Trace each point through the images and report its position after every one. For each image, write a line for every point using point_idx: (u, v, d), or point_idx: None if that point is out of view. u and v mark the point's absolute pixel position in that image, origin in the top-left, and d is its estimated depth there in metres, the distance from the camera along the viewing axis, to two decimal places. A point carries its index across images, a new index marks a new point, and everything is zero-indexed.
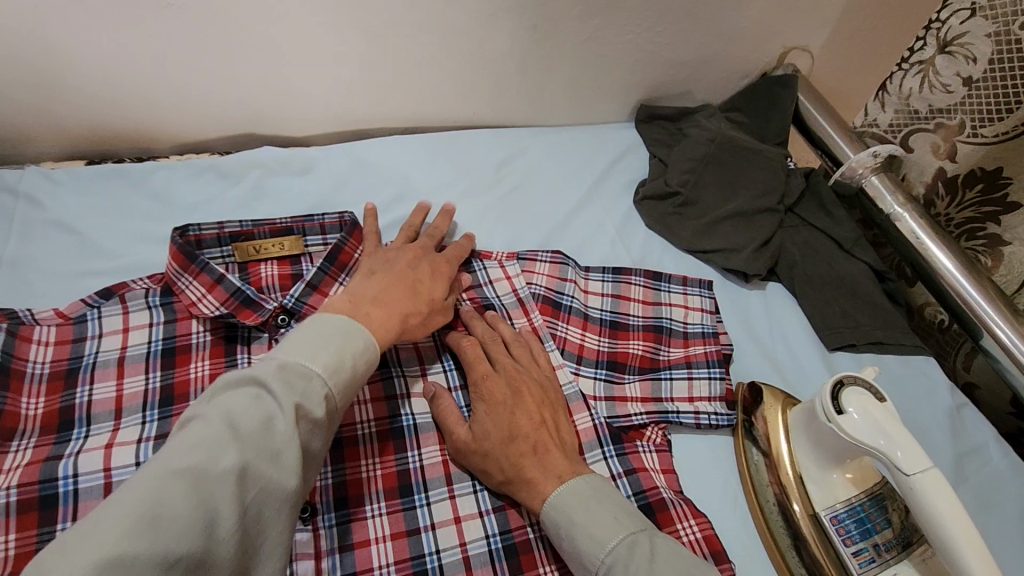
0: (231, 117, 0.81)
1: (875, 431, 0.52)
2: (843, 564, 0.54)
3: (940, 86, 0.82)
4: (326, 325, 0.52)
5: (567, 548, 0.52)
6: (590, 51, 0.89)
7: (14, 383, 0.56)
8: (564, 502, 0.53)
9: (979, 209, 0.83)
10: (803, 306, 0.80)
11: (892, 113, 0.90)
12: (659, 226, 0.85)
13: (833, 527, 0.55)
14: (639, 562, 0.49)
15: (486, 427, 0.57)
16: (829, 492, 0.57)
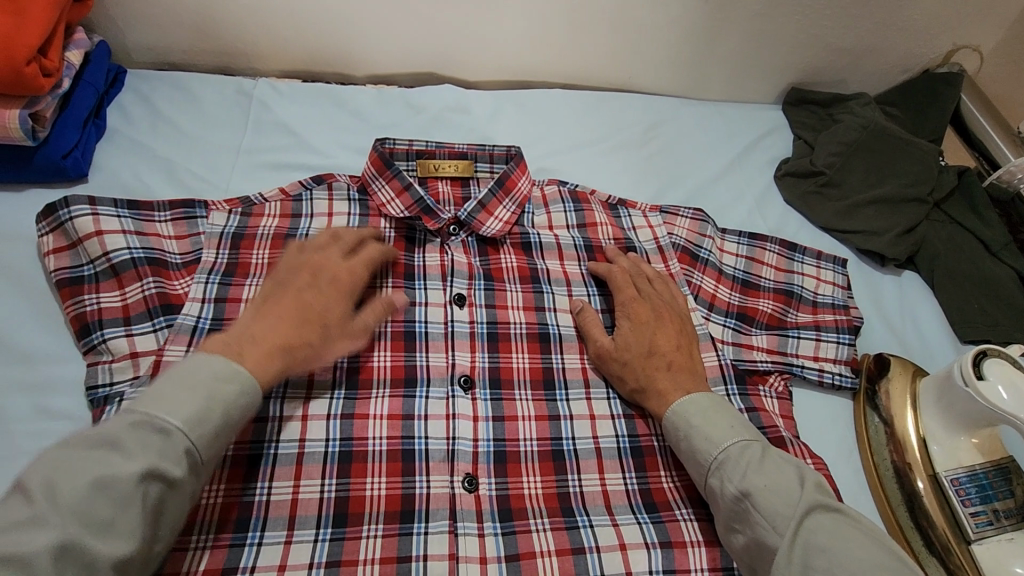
0: (422, 56, 0.92)
1: (1016, 398, 0.55)
2: (957, 518, 0.57)
3: None
4: (202, 368, 0.51)
5: (683, 447, 0.57)
6: (755, 27, 0.92)
7: (247, 241, 0.68)
8: (687, 408, 0.58)
9: None
10: (938, 299, 0.81)
11: None
12: (799, 202, 0.87)
13: (953, 487, 0.58)
14: (750, 462, 0.53)
15: (630, 340, 0.65)
16: (950, 457, 0.60)
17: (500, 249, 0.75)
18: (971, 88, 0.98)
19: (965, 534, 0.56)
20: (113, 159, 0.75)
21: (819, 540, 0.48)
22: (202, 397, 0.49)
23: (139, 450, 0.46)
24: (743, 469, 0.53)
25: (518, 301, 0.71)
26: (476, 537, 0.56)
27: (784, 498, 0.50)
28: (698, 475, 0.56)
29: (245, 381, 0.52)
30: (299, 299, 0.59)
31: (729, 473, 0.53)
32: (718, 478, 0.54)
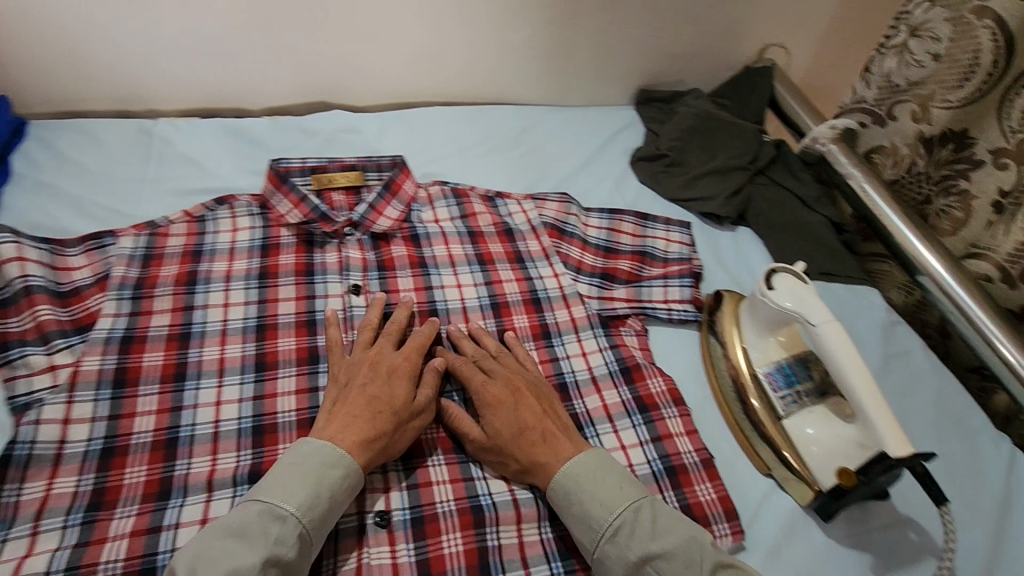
0: (312, 88, 1.03)
1: (793, 298, 0.69)
2: (771, 403, 0.71)
3: (915, 62, 0.94)
4: (310, 457, 0.59)
5: (574, 509, 0.60)
6: (597, 41, 1.09)
7: (157, 259, 0.76)
8: (573, 474, 0.62)
9: (952, 167, 0.92)
10: (766, 245, 0.97)
11: (877, 90, 1.01)
12: (650, 180, 1.03)
13: (767, 379, 0.72)
14: (642, 530, 0.58)
15: (496, 428, 0.65)
16: (764, 357, 0.74)
17: (391, 242, 0.86)
18: (782, 77, 1.18)
19: (778, 414, 0.70)
20: (21, 200, 0.81)
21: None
22: (312, 484, 0.57)
23: (263, 538, 0.54)
24: (636, 539, 0.58)
25: (409, 285, 0.82)
26: (381, 474, 0.66)
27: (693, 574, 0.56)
28: (590, 538, 0.59)
29: (340, 457, 0.59)
30: (370, 394, 0.64)
31: (626, 538, 0.58)
32: (612, 544, 0.58)
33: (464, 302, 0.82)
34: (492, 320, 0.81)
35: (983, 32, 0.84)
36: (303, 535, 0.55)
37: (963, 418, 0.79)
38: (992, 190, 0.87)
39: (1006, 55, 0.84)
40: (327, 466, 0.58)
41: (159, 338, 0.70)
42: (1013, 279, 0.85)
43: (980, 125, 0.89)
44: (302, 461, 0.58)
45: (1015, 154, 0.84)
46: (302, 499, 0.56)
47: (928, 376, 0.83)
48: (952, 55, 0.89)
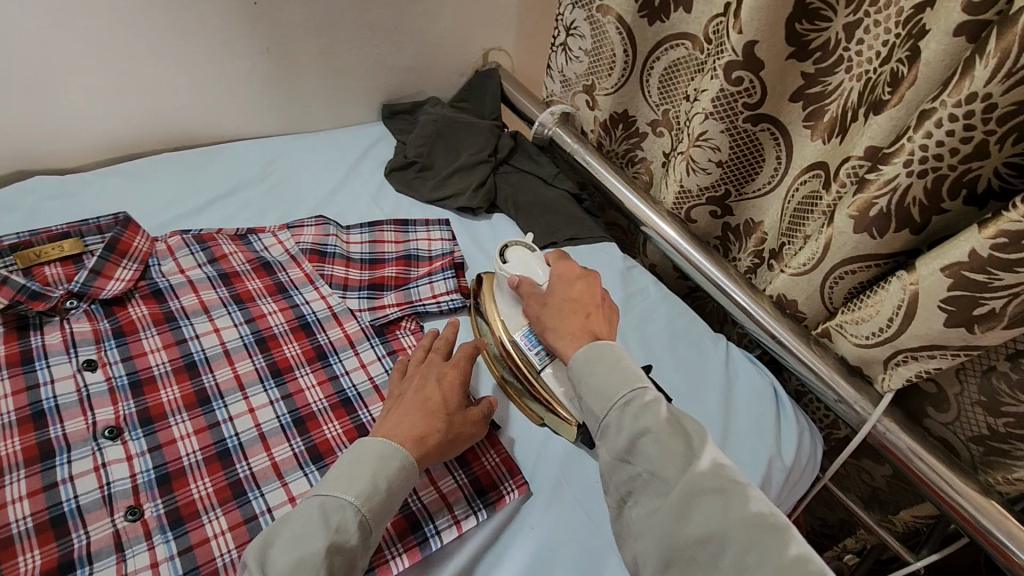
0: (7, 154, 0.93)
1: (523, 267, 0.81)
2: (529, 363, 0.77)
3: (576, 57, 1.12)
4: (369, 451, 0.61)
5: (589, 386, 0.65)
6: (324, 64, 1.11)
7: None
8: (586, 364, 0.67)
9: (626, 142, 1.18)
10: (520, 224, 1.07)
11: (561, 82, 1.19)
12: (405, 187, 1.08)
13: (521, 342, 0.78)
14: (637, 411, 0.61)
15: (550, 300, 0.75)
16: (519, 321, 0.80)
17: (128, 305, 0.80)
18: (507, 76, 1.31)
19: (537, 369, 0.76)
20: None
21: (714, 485, 0.56)
22: (369, 475, 0.59)
23: (325, 528, 0.54)
24: (631, 417, 0.61)
25: (157, 343, 0.76)
26: (145, 552, 0.60)
27: (665, 462, 0.58)
28: (601, 406, 0.63)
29: (390, 451, 0.61)
30: (422, 398, 0.67)
31: (626, 413, 0.61)
32: (620, 411, 0.62)
33: (225, 345, 0.78)
34: (259, 356, 0.78)
35: (609, 26, 1.03)
36: (365, 523, 0.57)
37: (690, 331, 0.96)
38: (660, 153, 1.13)
39: (631, 44, 1.04)
40: (382, 459, 0.60)
41: None
42: (687, 216, 1.07)
43: (632, 105, 1.12)
44: (359, 458, 0.60)
45: (663, 122, 1.09)
46: (359, 488, 0.58)
47: (659, 304, 0.99)
48: (596, 49, 1.07)
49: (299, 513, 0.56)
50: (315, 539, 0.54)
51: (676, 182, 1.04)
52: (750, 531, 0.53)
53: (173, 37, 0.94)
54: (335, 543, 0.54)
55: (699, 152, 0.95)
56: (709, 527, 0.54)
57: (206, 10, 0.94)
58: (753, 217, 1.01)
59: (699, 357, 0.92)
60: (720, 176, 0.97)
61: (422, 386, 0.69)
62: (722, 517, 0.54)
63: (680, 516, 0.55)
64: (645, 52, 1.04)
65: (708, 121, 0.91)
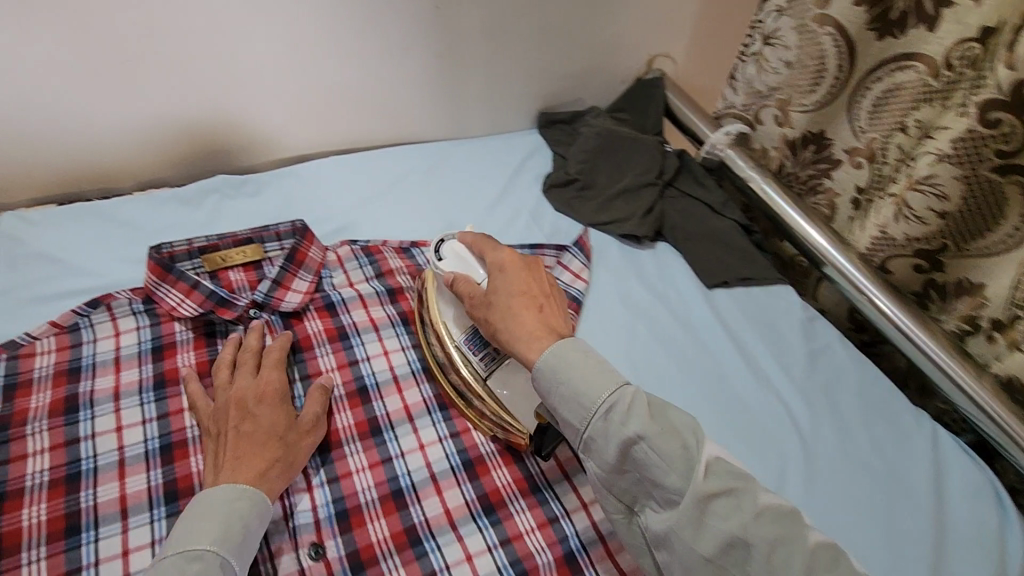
0: (190, 155, 0.95)
1: (459, 263, 0.74)
2: (474, 369, 0.71)
3: (771, 69, 1.00)
4: (214, 496, 0.57)
5: (563, 393, 0.59)
6: (491, 69, 1.06)
7: (25, 387, 0.66)
8: (558, 359, 0.60)
9: (815, 167, 1.01)
10: (686, 257, 0.98)
11: (743, 96, 1.08)
12: (565, 207, 1.02)
13: (464, 346, 0.72)
14: (641, 410, 0.56)
15: (496, 287, 0.69)
16: (463, 323, 0.73)
17: (304, 318, 0.80)
18: (673, 87, 1.21)
19: (481, 376, 0.71)
20: None
21: (723, 483, 0.54)
22: (218, 521, 0.56)
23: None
24: (631, 418, 0.56)
25: (332, 363, 0.76)
26: None
27: (667, 473, 0.54)
28: (580, 418, 0.57)
29: (247, 493, 0.58)
30: (245, 435, 0.62)
31: (620, 417, 0.56)
32: (604, 420, 0.56)
33: (393, 370, 0.76)
34: (427, 386, 0.75)
35: (826, 39, 0.91)
36: (226, 565, 0.55)
37: (888, 405, 0.84)
38: (851, 187, 0.97)
39: (849, 59, 0.90)
40: (228, 509, 0.57)
41: (39, 488, 0.59)
42: (881, 266, 0.94)
43: (833, 127, 0.96)
44: (201, 510, 0.57)
45: (865, 151, 0.93)
46: (213, 536, 0.55)
47: (850, 367, 0.87)
48: (802, 61, 0.95)
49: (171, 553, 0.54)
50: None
51: (875, 226, 0.92)
52: (783, 539, 0.52)
53: (355, 40, 0.92)
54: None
55: (916, 199, 0.84)
56: (740, 520, 0.52)
57: (385, 14, 0.91)
58: (971, 279, 0.85)
59: (903, 441, 0.80)
60: (938, 229, 0.85)
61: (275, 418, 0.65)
62: (749, 510, 0.53)
63: (703, 516, 0.53)
64: (861, 72, 0.90)
65: (940, 164, 0.80)
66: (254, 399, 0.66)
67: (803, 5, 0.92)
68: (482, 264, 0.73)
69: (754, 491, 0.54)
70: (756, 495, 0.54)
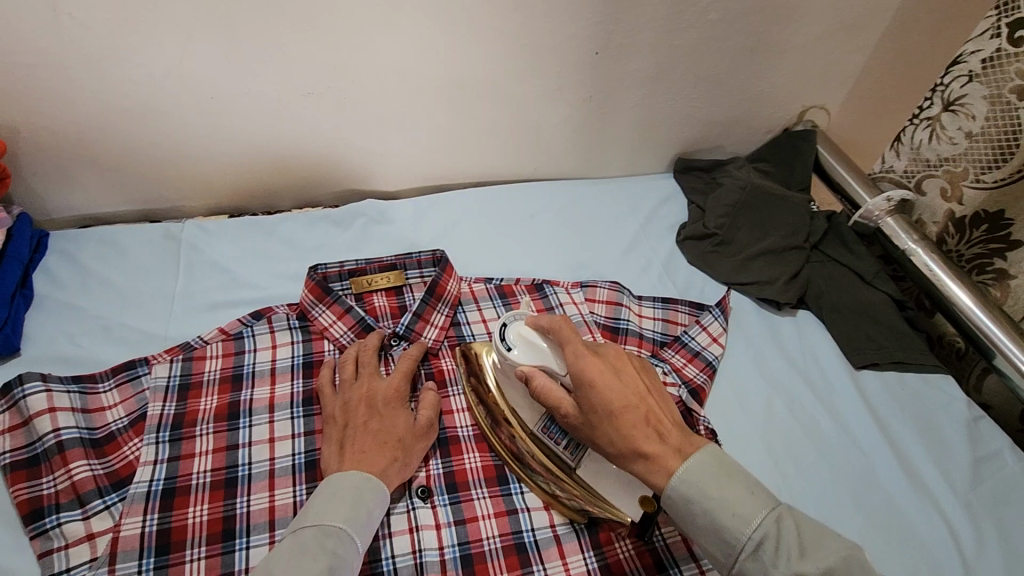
0: (344, 179, 1.00)
1: (534, 351, 0.65)
2: (559, 459, 0.66)
3: (947, 138, 0.94)
4: (345, 482, 0.61)
5: (700, 523, 0.56)
6: (637, 115, 1.05)
7: (195, 388, 0.71)
8: (690, 476, 0.57)
9: (986, 246, 0.93)
10: (830, 330, 0.92)
11: (906, 162, 1.02)
12: (700, 262, 0.99)
13: (546, 435, 0.67)
14: (788, 547, 0.53)
15: (592, 405, 0.60)
16: (535, 412, 0.68)
17: (441, 354, 0.82)
18: (824, 140, 1.13)
19: (569, 466, 0.66)
20: (45, 327, 0.75)
21: (817, 563, 0.52)
22: (351, 502, 0.59)
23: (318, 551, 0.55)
24: (779, 556, 0.53)
25: (462, 402, 0.77)
26: None
27: (745, 527, 0.54)
28: (724, 552, 0.56)
29: (370, 482, 0.61)
30: (374, 429, 0.66)
31: (698, 512, 0.56)
32: (690, 516, 0.56)
33: None
34: None
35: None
36: (354, 547, 0.57)
37: None
38: None
39: None
40: (358, 490, 0.60)
41: (203, 488, 0.64)
42: None
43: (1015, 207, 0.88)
44: (332, 491, 0.60)
45: None
46: (345, 514, 0.58)
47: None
48: (988, 135, 0.88)
49: (301, 529, 0.57)
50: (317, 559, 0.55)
51: None
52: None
53: (513, 84, 0.94)
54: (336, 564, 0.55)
55: None
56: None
57: (543, 61, 0.92)
58: None
59: None
60: None
61: (395, 417, 0.68)
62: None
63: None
64: None
65: None
66: (380, 399, 0.70)
67: (1000, 73, 0.85)
68: (554, 337, 0.65)
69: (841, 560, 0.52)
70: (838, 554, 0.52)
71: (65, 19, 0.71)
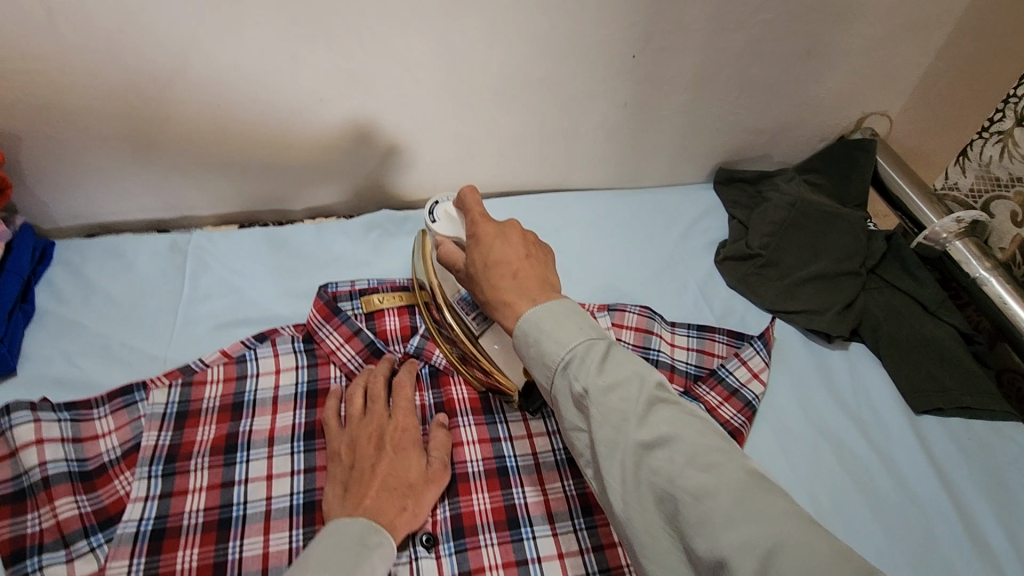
0: (359, 188, 0.95)
1: (453, 224, 0.68)
2: (466, 327, 0.70)
3: (1021, 156, 0.85)
4: (347, 530, 0.55)
5: (533, 351, 0.57)
6: (675, 121, 0.96)
7: (192, 417, 0.67)
8: (543, 317, 0.57)
9: None
10: (887, 368, 0.82)
11: (972, 179, 0.93)
12: (741, 285, 0.90)
13: (457, 304, 0.71)
14: (592, 363, 0.54)
15: (476, 260, 0.63)
16: (453, 284, 0.72)
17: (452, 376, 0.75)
18: (884, 151, 1.03)
19: (473, 333, 0.70)
20: (44, 345, 0.72)
21: (658, 432, 0.51)
22: (354, 550, 0.54)
23: None
24: (586, 370, 0.53)
25: (472, 435, 0.71)
26: None
27: (561, 348, 0.55)
28: (546, 376, 0.56)
29: (377, 532, 0.56)
30: (382, 472, 0.61)
31: (576, 371, 0.54)
32: (564, 377, 0.55)
33: (536, 456, 0.70)
34: (571, 482, 0.69)
35: None
36: None
37: None
38: None
39: None
40: (364, 543, 0.55)
41: (194, 529, 0.60)
42: None
43: None
44: (338, 537, 0.55)
45: None
46: (350, 567, 0.52)
47: None
48: None
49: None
50: None
51: None
52: (705, 460, 0.49)
53: (540, 88, 0.87)
54: None
55: None
56: (670, 472, 0.49)
57: (573, 64, 0.84)
58: None
59: None
60: None
61: (406, 459, 0.63)
62: (681, 459, 0.49)
63: (641, 472, 0.50)
64: None
65: None
66: (391, 438, 0.65)
67: None
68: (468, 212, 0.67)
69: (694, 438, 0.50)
70: (696, 442, 0.50)
71: (63, 24, 0.67)
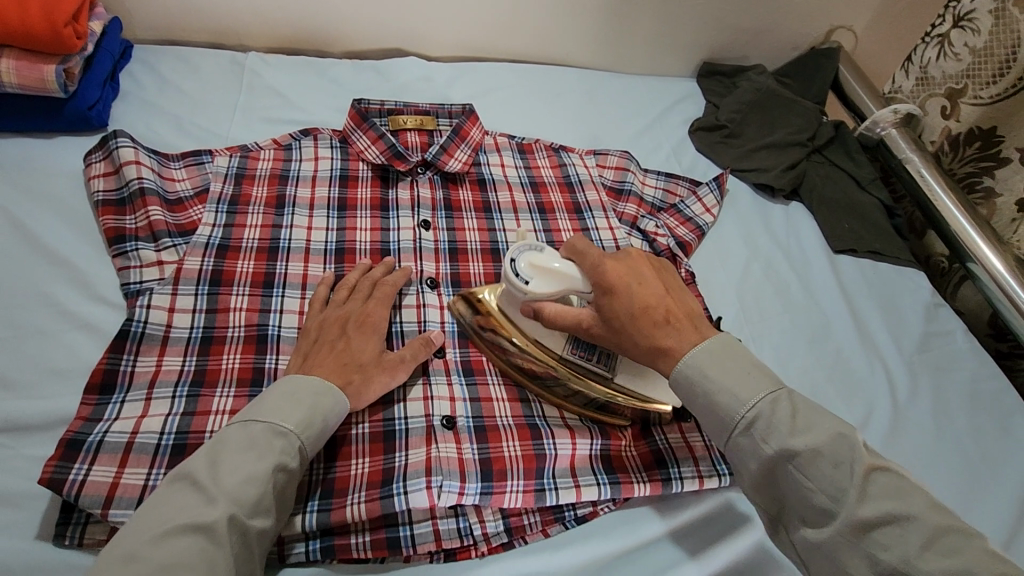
0: (392, 38, 1.09)
1: (556, 282, 0.62)
2: (596, 373, 0.66)
3: (952, 55, 1.01)
4: (304, 388, 0.59)
5: (701, 402, 0.58)
6: (668, 9, 1.11)
7: (248, 178, 0.82)
8: (698, 358, 0.58)
9: (977, 164, 0.99)
10: (818, 220, 0.99)
11: (915, 80, 1.09)
12: (707, 150, 1.07)
13: (573, 355, 0.66)
14: (783, 420, 0.54)
15: (615, 312, 0.61)
16: (558, 338, 0.67)
17: (459, 185, 0.91)
18: (846, 60, 1.18)
19: (605, 376, 0.66)
20: (126, 113, 0.87)
21: (881, 508, 0.50)
22: (305, 408, 0.58)
23: (269, 450, 0.55)
24: (776, 432, 0.54)
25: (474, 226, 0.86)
26: (445, 385, 0.70)
27: (739, 403, 0.56)
28: (723, 434, 0.57)
29: (327, 398, 0.60)
30: (340, 352, 0.64)
31: (765, 431, 0.54)
32: (747, 436, 0.55)
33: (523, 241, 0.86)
34: None
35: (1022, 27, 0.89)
36: (304, 450, 0.57)
37: (995, 401, 0.82)
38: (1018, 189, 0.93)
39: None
40: (317, 397, 0.59)
41: (250, 249, 0.76)
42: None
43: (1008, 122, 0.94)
44: (291, 393, 0.59)
45: None
46: (299, 419, 0.57)
47: (966, 355, 0.86)
48: (987, 49, 0.95)
49: (250, 424, 0.56)
50: (264, 462, 0.54)
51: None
52: (943, 543, 0.48)
53: None
54: (285, 463, 0.55)
55: None
56: (902, 551, 0.48)
57: None
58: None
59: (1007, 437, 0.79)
60: None
61: (365, 343, 0.66)
62: (917, 541, 0.48)
63: (861, 545, 0.50)
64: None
65: None
66: (355, 323, 0.68)
67: None
68: (576, 260, 0.63)
69: (924, 516, 0.49)
70: (928, 519, 0.49)
71: None
